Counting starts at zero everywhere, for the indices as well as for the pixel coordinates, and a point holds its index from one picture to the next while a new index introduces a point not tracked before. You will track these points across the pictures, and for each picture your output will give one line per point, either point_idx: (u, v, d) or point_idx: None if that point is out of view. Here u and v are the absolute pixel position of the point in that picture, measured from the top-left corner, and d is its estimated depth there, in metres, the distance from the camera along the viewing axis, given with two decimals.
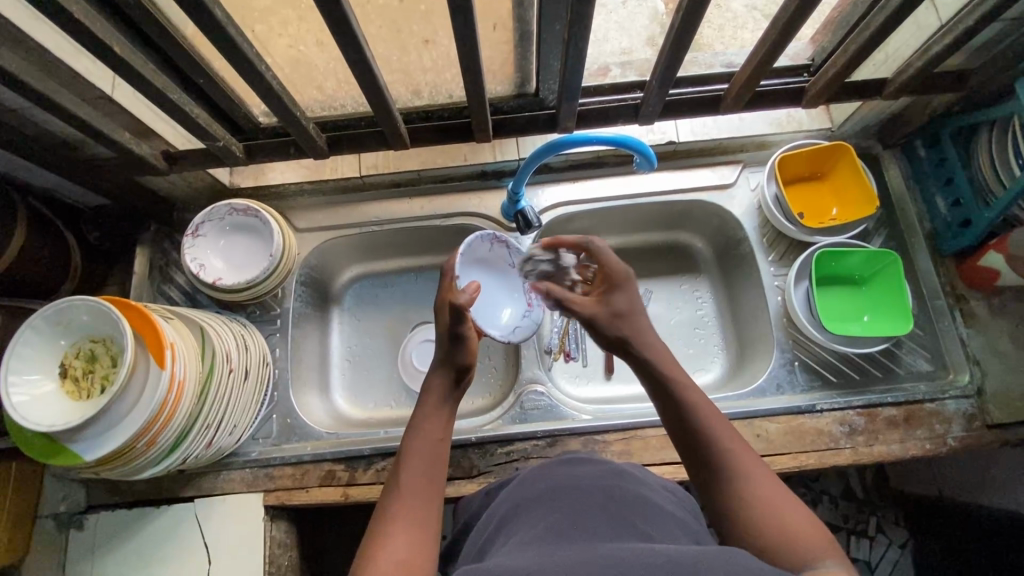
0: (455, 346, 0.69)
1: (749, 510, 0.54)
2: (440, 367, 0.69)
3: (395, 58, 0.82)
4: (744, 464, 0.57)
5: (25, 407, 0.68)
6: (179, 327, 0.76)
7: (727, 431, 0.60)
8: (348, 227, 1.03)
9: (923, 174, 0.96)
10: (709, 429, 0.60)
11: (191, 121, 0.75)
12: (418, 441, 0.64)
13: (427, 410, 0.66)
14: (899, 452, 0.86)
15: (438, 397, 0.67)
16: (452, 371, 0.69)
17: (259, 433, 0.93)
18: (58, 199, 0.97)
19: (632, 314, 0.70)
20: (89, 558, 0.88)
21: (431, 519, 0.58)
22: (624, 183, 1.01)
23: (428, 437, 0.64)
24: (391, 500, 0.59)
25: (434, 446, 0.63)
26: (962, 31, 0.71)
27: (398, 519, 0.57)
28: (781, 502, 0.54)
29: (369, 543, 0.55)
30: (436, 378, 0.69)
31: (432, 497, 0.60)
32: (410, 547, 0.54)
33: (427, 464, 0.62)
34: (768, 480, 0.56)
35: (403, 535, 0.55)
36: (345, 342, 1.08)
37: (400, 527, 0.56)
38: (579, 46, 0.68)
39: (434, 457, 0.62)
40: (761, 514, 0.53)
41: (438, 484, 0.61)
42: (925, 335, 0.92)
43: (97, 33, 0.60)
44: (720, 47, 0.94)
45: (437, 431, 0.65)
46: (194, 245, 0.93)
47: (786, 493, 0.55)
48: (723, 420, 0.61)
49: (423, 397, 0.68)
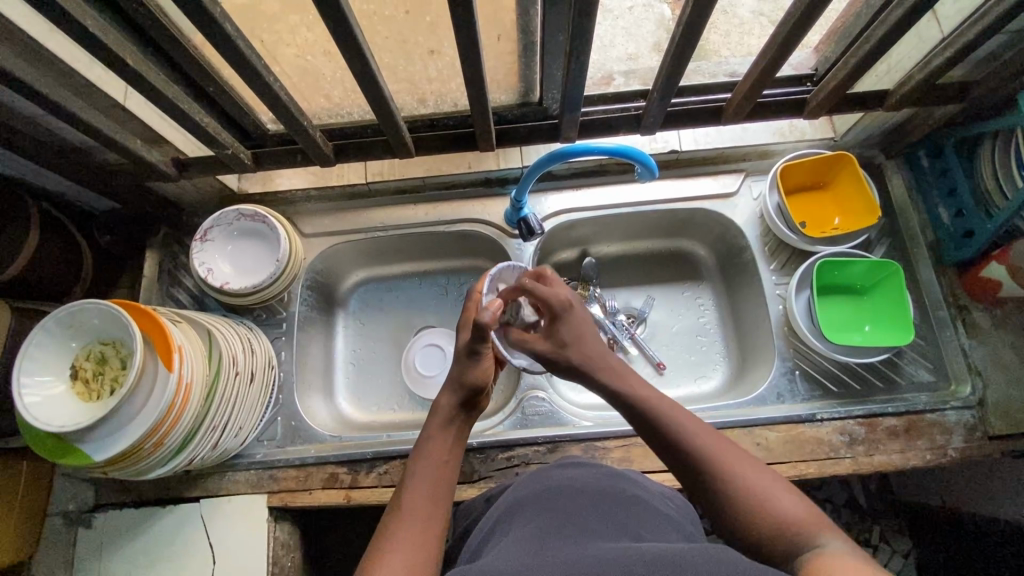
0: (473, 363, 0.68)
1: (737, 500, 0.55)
2: (456, 391, 0.69)
3: (401, 67, 0.83)
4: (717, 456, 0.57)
5: (37, 408, 0.70)
6: (187, 331, 0.77)
7: (710, 437, 0.59)
8: (354, 232, 1.04)
9: (926, 185, 0.96)
10: (682, 430, 0.60)
11: (201, 128, 0.77)
12: (423, 464, 0.64)
13: (435, 432, 0.67)
14: (899, 462, 0.86)
15: (443, 417, 0.68)
16: (465, 393, 0.68)
17: (264, 436, 0.95)
18: (69, 203, 0.99)
19: (582, 334, 0.70)
20: (96, 556, 0.89)
21: (433, 540, 0.58)
22: (627, 191, 1.02)
23: (433, 459, 0.65)
24: (394, 520, 0.59)
25: (438, 468, 0.64)
26: (964, 43, 0.72)
27: (401, 538, 0.57)
28: (775, 493, 0.54)
29: (370, 561, 0.55)
30: (447, 401, 0.69)
31: (435, 516, 0.60)
32: (412, 563, 0.54)
33: (431, 487, 0.62)
34: (749, 465, 0.57)
35: (405, 554, 0.55)
36: (349, 346, 1.10)
37: (401, 546, 0.56)
38: (582, 57, 0.69)
39: (439, 479, 0.63)
40: (750, 511, 0.54)
41: (441, 506, 0.62)
42: (927, 346, 0.92)
43: (109, 43, 0.61)
44: (726, 54, 0.96)
45: (442, 454, 0.66)
46: (202, 250, 0.94)
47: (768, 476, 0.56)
48: (702, 427, 0.61)
49: (430, 420, 0.68)
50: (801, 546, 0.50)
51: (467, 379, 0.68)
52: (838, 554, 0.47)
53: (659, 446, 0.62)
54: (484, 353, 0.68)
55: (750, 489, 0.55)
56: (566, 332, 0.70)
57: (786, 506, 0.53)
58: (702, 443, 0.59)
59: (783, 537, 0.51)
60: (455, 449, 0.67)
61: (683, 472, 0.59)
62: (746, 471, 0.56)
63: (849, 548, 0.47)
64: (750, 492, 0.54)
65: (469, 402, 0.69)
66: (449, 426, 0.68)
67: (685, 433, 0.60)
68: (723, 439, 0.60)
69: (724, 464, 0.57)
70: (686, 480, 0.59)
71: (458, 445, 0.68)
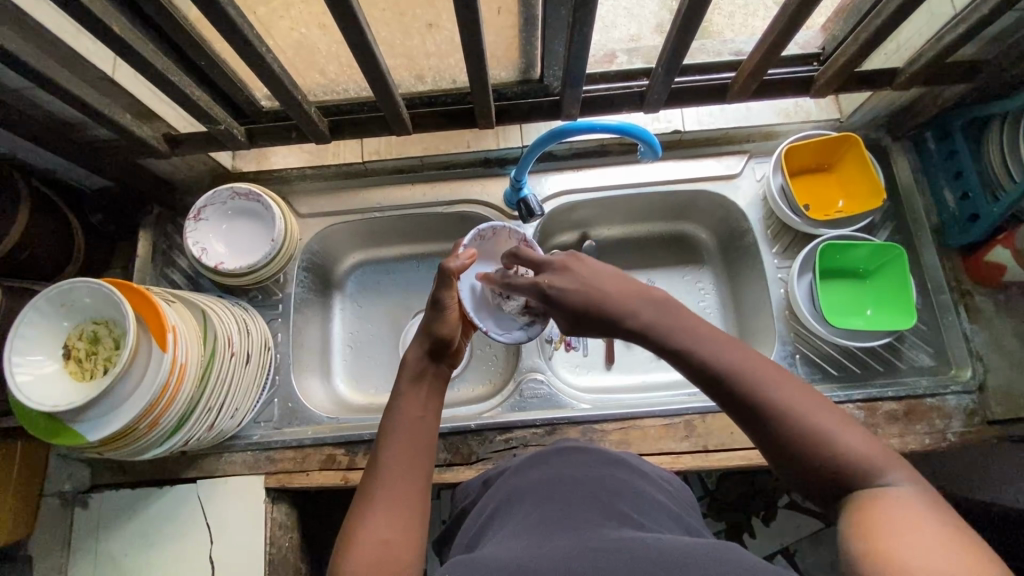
0: (441, 316, 0.70)
1: (802, 440, 0.50)
2: (423, 339, 0.69)
3: (397, 41, 0.81)
4: (777, 394, 0.52)
5: (29, 386, 0.69)
6: (181, 311, 0.76)
7: (759, 369, 0.54)
8: (350, 212, 1.03)
9: (931, 168, 0.95)
10: (735, 369, 0.54)
11: (193, 103, 0.75)
12: (400, 421, 0.64)
13: (407, 387, 0.66)
14: (898, 446, 0.86)
15: (414, 371, 0.67)
16: (430, 343, 0.69)
17: (261, 417, 0.94)
18: (60, 181, 0.97)
19: (592, 300, 0.62)
20: (93, 536, 0.89)
21: (418, 500, 0.58)
22: (628, 172, 1.00)
23: (409, 415, 0.64)
24: (374, 480, 0.59)
25: (413, 423, 0.64)
26: (977, 19, 0.70)
27: (381, 500, 0.57)
28: (841, 430, 0.50)
29: (353, 525, 0.56)
30: (414, 353, 0.69)
31: (416, 473, 0.60)
32: (395, 530, 0.55)
33: (409, 441, 0.62)
34: (811, 398, 0.52)
35: (388, 519, 0.56)
36: (347, 328, 1.09)
37: (383, 512, 0.56)
38: (585, 31, 0.67)
39: (417, 434, 0.63)
40: (818, 452, 0.50)
41: (423, 462, 0.61)
42: (929, 331, 0.92)
43: (94, 11, 0.59)
44: (730, 34, 0.93)
45: (417, 409, 0.65)
46: (195, 229, 0.93)
47: (833, 411, 0.51)
48: (752, 357, 0.55)
49: (400, 374, 0.68)
50: (867, 490, 0.48)
51: (435, 331, 0.69)
52: (897, 500, 0.46)
53: (711, 387, 0.55)
54: (450, 304, 0.71)
55: (817, 428, 0.50)
56: (569, 295, 0.63)
57: (854, 443, 0.49)
58: (761, 382, 0.53)
59: (848, 478, 0.49)
60: (428, 403, 0.66)
61: (739, 413, 0.54)
62: (808, 406, 0.51)
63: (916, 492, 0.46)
64: (817, 432, 0.50)
65: (436, 353, 0.70)
66: (420, 380, 0.67)
67: (738, 372, 0.54)
68: (779, 371, 0.54)
69: (786, 404, 0.51)
70: (744, 420, 0.54)
71: (432, 398, 0.67)
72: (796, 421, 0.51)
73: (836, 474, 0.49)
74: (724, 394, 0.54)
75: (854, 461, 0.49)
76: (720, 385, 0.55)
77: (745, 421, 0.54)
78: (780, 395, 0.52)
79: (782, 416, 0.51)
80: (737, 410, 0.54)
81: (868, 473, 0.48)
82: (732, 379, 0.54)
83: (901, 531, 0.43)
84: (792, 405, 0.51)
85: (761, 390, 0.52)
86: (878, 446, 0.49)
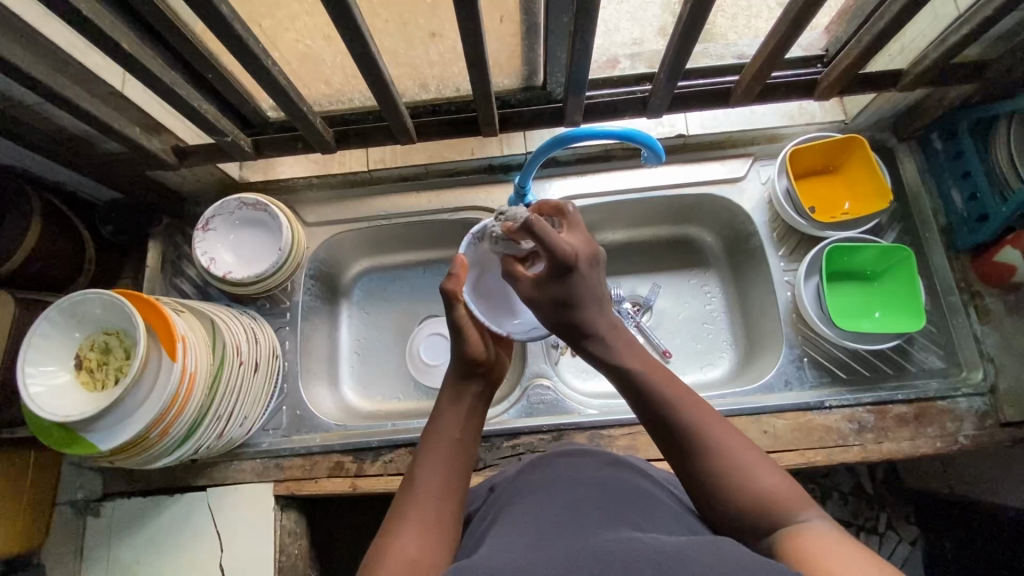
0: (459, 335, 0.71)
1: (726, 469, 0.55)
2: (454, 362, 0.71)
3: (402, 51, 0.81)
4: (707, 431, 0.57)
5: (41, 397, 0.70)
6: (191, 320, 0.77)
7: (695, 407, 0.59)
8: (357, 220, 1.03)
9: (939, 169, 0.94)
10: (672, 404, 0.59)
11: (200, 116, 0.76)
12: (438, 440, 0.64)
13: (446, 407, 0.68)
14: (908, 450, 0.85)
15: (452, 394, 0.69)
16: (460, 364, 0.71)
17: (270, 425, 0.95)
18: (72, 194, 0.98)
19: (590, 301, 0.66)
20: (105, 544, 0.90)
21: (448, 519, 0.58)
22: (632, 177, 1.00)
23: (447, 435, 0.65)
24: (408, 497, 0.59)
25: (452, 444, 0.64)
26: (981, 21, 0.70)
27: (413, 515, 0.57)
28: (764, 471, 0.55)
29: (381, 541, 0.55)
30: (449, 374, 0.71)
31: (451, 488, 0.60)
32: (424, 546, 0.54)
33: (445, 463, 0.62)
34: (742, 440, 0.57)
35: (417, 537, 0.55)
36: (354, 335, 1.09)
37: (411, 531, 0.55)
38: (587, 37, 0.67)
39: (450, 454, 0.63)
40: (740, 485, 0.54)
41: (458, 480, 0.62)
42: (938, 332, 0.91)
43: (106, 29, 0.61)
44: (733, 36, 0.90)
45: (456, 430, 0.66)
46: (204, 239, 0.94)
47: (761, 454, 0.57)
48: (694, 399, 0.60)
49: (441, 394, 0.70)
50: (786, 529, 0.51)
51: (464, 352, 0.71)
52: (815, 538, 0.49)
53: (650, 418, 0.61)
54: (465, 324, 0.71)
55: (741, 463, 0.55)
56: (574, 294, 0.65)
57: (774, 484, 0.54)
58: (690, 412, 0.59)
59: (766, 516, 0.52)
60: (469, 424, 0.67)
61: (669, 443, 0.59)
62: (736, 445, 0.56)
63: (830, 527, 0.50)
64: (741, 468, 0.55)
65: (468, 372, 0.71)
66: (460, 399, 0.69)
67: (676, 407, 0.59)
68: (700, 400, 0.61)
69: (700, 426, 0.58)
70: (674, 450, 0.59)
71: (472, 417, 0.68)
72: (723, 453, 0.56)
73: (757, 511, 0.53)
74: (659, 422, 0.60)
75: (776, 500, 0.53)
76: (658, 415, 0.60)
77: (677, 453, 0.58)
78: (710, 428, 0.57)
79: (712, 450, 0.56)
80: (669, 441, 0.59)
81: (789, 514, 0.52)
82: (668, 409, 0.59)
83: (822, 556, 0.46)
84: (720, 440, 0.57)
85: (695, 423, 0.58)
86: (793, 485, 0.54)
